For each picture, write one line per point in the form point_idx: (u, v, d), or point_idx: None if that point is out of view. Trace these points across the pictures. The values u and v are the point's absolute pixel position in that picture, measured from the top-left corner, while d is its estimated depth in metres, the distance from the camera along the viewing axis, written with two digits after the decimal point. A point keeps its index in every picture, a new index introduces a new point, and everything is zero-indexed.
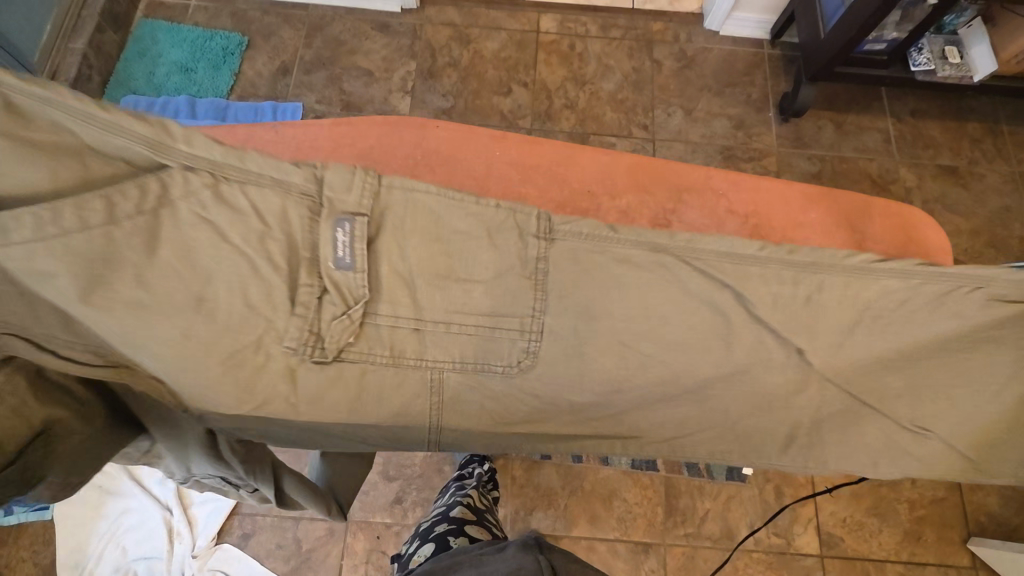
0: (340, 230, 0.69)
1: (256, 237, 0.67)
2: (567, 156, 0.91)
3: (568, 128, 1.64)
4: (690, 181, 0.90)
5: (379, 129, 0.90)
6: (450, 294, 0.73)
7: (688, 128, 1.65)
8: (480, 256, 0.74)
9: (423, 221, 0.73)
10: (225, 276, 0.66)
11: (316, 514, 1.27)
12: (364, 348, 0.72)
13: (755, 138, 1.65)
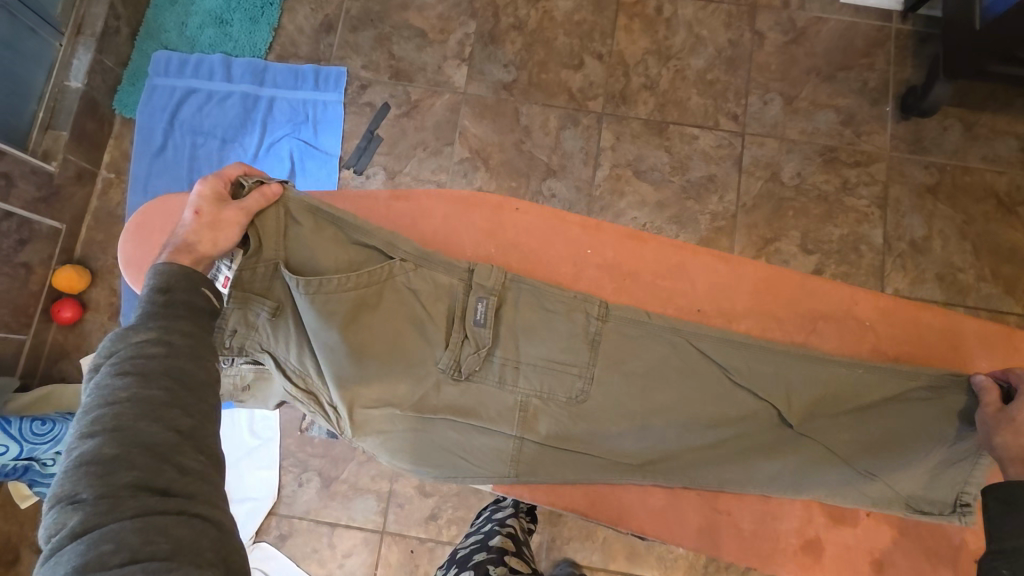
0: (479, 304, 0.84)
1: (433, 302, 0.85)
2: (681, 262, 0.93)
3: (645, 114, 1.42)
4: (826, 307, 0.91)
5: (489, 213, 0.94)
6: (562, 383, 0.85)
7: (786, 121, 1.41)
8: (575, 333, 0.85)
9: (534, 308, 0.86)
10: (416, 322, 0.86)
11: (351, 522, 1.26)
12: (486, 376, 0.85)
13: (863, 138, 1.40)
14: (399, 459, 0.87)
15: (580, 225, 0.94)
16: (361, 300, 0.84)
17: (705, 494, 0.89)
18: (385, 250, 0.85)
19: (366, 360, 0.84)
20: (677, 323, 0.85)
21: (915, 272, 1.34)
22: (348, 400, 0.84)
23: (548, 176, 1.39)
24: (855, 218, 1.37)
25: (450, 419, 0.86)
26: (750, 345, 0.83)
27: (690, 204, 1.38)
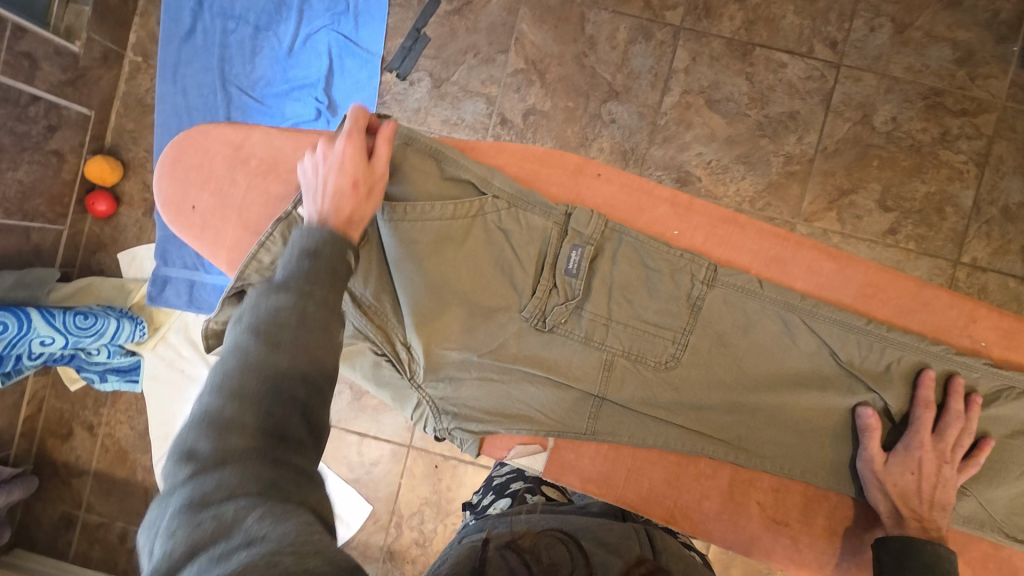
0: (574, 252, 0.73)
1: (524, 244, 0.74)
2: (776, 254, 0.76)
3: (728, 32, 1.24)
4: (950, 326, 0.73)
5: (565, 176, 0.77)
6: (654, 347, 0.75)
7: (891, 54, 1.23)
8: (676, 296, 0.74)
9: (634, 262, 0.74)
10: (505, 261, 0.74)
11: (380, 434, 1.30)
12: (572, 331, 0.75)
13: (978, 83, 1.22)
14: (464, 409, 0.77)
15: (669, 201, 0.76)
16: (450, 236, 0.73)
17: (765, 501, 0.77)
18: (478, 184, 0.74)
19: (446, 298, 0.74)
20: (793, 298, 0.73)
21: (1000, 241, 1.22)
22: (424, 338, 0.74)
23: (609, 98, 1.26)
24: (946, 175, 1.23)
25: (529, 369, 0.76)
26: (875, 333, 0.71)
27: (764, 142, 1.24)
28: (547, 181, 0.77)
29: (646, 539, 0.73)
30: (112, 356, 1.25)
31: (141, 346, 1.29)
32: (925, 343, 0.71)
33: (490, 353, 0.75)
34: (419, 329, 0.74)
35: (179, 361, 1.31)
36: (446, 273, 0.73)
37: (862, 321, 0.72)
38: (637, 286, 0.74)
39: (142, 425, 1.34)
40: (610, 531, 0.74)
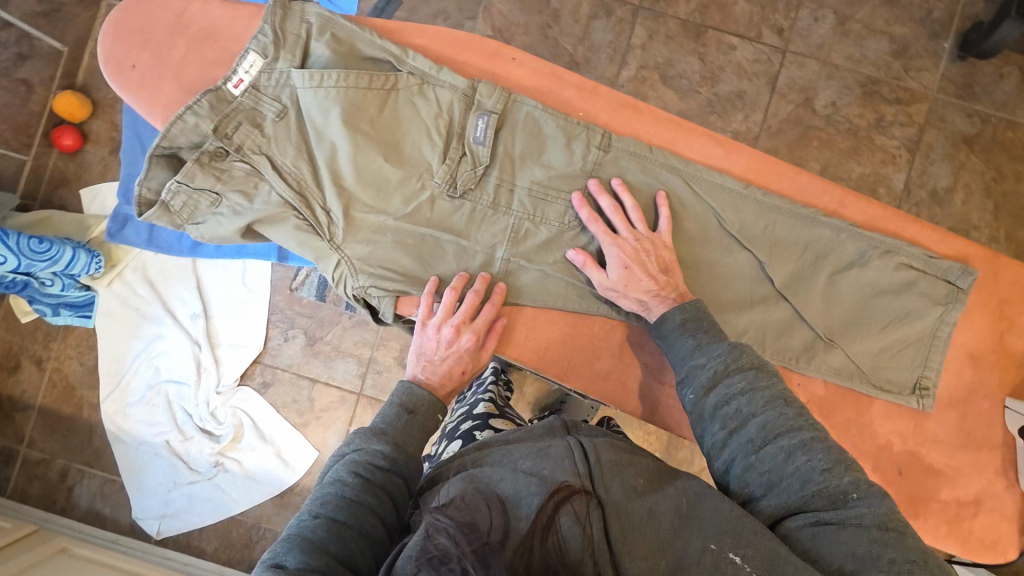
0: (480, 121, 0.80)
1: (435, 115, 0.80)
2: (671, 137, 0.84)
3: (684, 13, 1.32)
4: (822, 203, 0.83)
5: (481, 58, 0.84)
6: (555, 209, 0.82)
7: (833, 43, 1.32)
8: (572, 164, 0.82)
9: (535, 132, 0.82)
10: (418, 131, 0.81)
11: (330, 381, 1.32)
12: (481, 197, 0.81)
13: (911, 75, 1.31)
14: (378, 269, 0.79)
15: (575, 85, 0.84)
16: (366, 104, 0.79)
17: (652, 363, 0.83)
18: (395, 61, 0.80)
19: (361, 158, 0.78)
20: (677, 163, 0.81)
21: (929, 222, 1.31)
22: (344, 202, 0.78)
23: (569, 69, 1.32)
24: (881, 158, 1.31)
25: (440, 233, 0.81)
26: (751, 196, 0.81)
27: (712, 118, 1.32)
28: (465, 62, 0.83)
29: (583, 458, 0.61)
30: (65, 290, 1.25)
31: (96, 282, 1.30)
32: (795, 207, 0.81)
33: (406, 217, 0.80)
34: (339, 192, 0.78)
35: (134, 299, 1.32)
36: (367, 138, 0.78)
37: (745, 194, 0.81)
38: (538, 152, 0.82)
39: (92, 362, 1.34)
40: (543, 458, 0.61)
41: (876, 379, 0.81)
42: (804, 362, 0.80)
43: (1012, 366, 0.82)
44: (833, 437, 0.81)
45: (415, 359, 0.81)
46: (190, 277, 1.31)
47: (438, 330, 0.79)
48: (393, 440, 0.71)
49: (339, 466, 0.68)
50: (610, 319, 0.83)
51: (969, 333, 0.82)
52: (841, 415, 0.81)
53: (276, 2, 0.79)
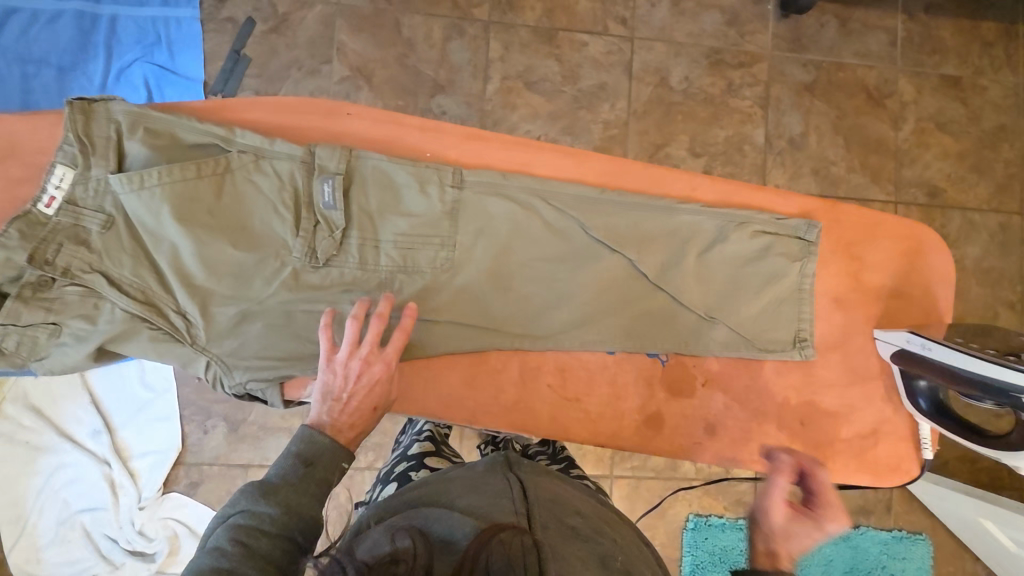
0: (325, 185, 0.82)
1: (275, 188, 0.83)
2: (521, 157, 0.91)
3: (532, 20, 1.37)
4: (666, 190, 0.92)
5: (320, 120, 0.89)
6: (425, 255, 0.85)
7: (673, 23, 1.40)
8: (431, 207, 0.85)
9: (386, 183, 0.85)
10: (264, 208, 0.83)
11: (265, 462, 1.24)
12: (346, 259, 0.83)
13: (747, 39, 1.43)
14: (258, 360, 0.82)
15: (419, 127, 0.91)
16: (199, 194, 0.80)
17: (556, 382, 0.91)
18: (221, 143, 0.82)
19: (206, 251, 0.80)
20: (529, 184, 0.87)
21: (793, 167, 1.43)
22: (200, 300, 0.80)
23: (435, 93, 1.33)
24: (740, 119, 1.41)
25: (311, 304, 0.83)
26: (606, 199, 0.88)
27: (582, 113, 1.37)
28: (301, 129, 0.88)
29: (519, 492, 0.71)
30: None
31: None
32: (638, 199, 0.88)
33: (270, 296, 0.82)
34: (191, 291, 0.80)
35: (22, 433, 1.18)
36: (203, 228, 0.80)
37: (591, 200, 0.88)
38: (394, 199, 0.85)
39: None
40: (482, 496, 0.71)
41: (765, 345, 0.90)
42: (690, 341, 0.89)
43: (873, 298, 0.93)
44: (738, 407, 0.92)
45: (319, 400, 0.77)
46: (83, 394, 1.20)
47: (346, 365, 0.77)
48: (283, 501, 0.66)
49: (223, 529, 0.65)
50: (506, 351, 0.90)
51: (831, 278, 0.93)
52: (738, 385, 0.92)
53: (74, 109, 0.80)
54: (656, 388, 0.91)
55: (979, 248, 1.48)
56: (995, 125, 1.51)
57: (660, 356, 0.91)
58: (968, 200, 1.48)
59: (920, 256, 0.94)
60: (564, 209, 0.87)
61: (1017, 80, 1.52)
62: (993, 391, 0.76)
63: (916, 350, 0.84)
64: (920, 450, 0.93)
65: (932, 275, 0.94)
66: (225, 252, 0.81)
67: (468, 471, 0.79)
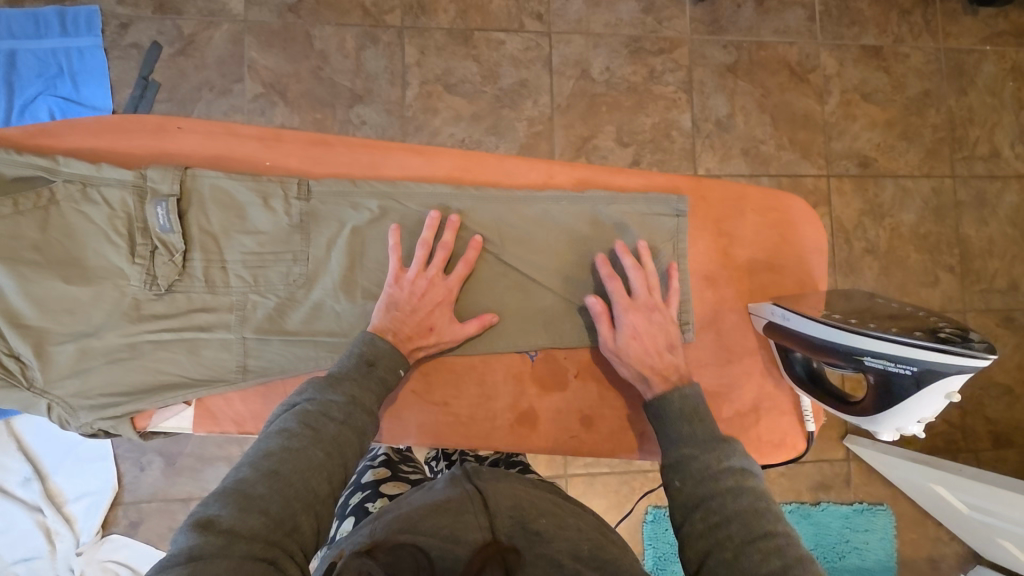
0: (159, 209, 0.79)
1: (109, 218, 0.80)
2: (370, 160, 0.87)
3: (447, 23, 1.35)
4: (527, 180, 0.89)
5: (146, 137, 0.83)
6: (277, 272, 0.83)
7: (590, 15, 1.40)
8: (279, 222, 0.83)
9: (229, 203, 0.83)
10: (97, 239, 0.80)
11: (206, 493, 1.21)
12: (192, 283, 0.81)
13: (665, 25, 1.42)
14: (101, 398, 0.78)
15: (256, 138, 0.86)
16: (21, 230, 0.78)
17: (418, 388, 0.86)
18: (46, 174, 0.79)
19: (36, 289, 0.78)
20: (384, 190, 0.85)
21: (722, 149, 1.42)
22: (35, 341, 0.78)
23: (354, 103, 1.31)
24: (664, 105, 1.41)
25: (157, 334, 0.80)
26: (461, 196, 0.86)
27: (505, 111, 1.36)
28: (129, 149, 0.83)
29: (481, 504, 0.66)
30: None
31: None
32: (496, 190, 0.87)
33: (110, 329, 0.79)
34: (25, 333, 0.78)
35: None
36: (35, 268, 0.78)
37: (446, 197, 0.86)
38: (238, 216, 0.83)
39: None
40: (444, 514, 0.64)
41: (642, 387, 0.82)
42: (562, 332, 0.86)
43: (743, 274, 0.89)
44: (614, 394, 0.88)
45: (382, 311, 0.79)
46: (10, 441, 1.15)
47: (410, 281, 0.81)
48: (350, 393, 0.69)
49: (287, 416, 0.65)
50: None
51: (699, 255, 0.89)
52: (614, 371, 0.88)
53: None
54: (526, 385, 0.87)
55: (914, 214, 1.48)
56: (920, 91, 1.51)
57: (529, 353, 0.87)
58: (899, 168, 1.49)
59: (789, 227, 0.90)
60: (413, 207, 0.85)
61: (937, 45, 1.53)
62: (842, 355, 0.76)
63: (777, 321, 0.82)
64: (803, 423, 0.89)
65: (802, 247, 0.90)
66: (59, 290, 0.78)
67: (428, 490, 0.72)
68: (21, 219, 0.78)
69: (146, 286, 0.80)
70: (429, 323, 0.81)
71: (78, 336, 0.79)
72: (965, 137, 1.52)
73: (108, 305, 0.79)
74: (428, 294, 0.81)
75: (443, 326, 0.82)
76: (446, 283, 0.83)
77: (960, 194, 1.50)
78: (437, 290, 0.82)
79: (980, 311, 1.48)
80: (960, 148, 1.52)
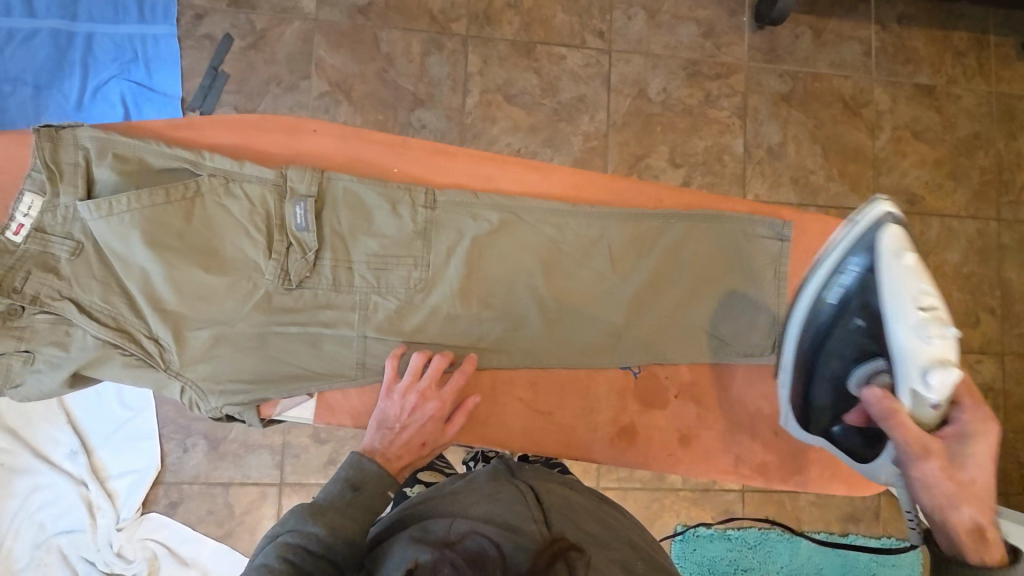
0: (297, 208, 0.86)
1: (250, 214, 0.87)
2: (489, 173, 0.96)
3: (511, 34, 1.38)
4: (636, 203, 0.97)
5: (284, 138, 0.94)
6: (397, 275, 0.89)
7: (651, 36, 1.42)
8: (404, 228, 0.89)
9: (358, 206, 0.89)
10: (236, 233, 0.87)
11: (246, 479, 1.23)
12: (319, 280, 0.87)
13: (724, 50, 1.44)
14: (228, 383, 0.85)
15: (384, 144, 0.95)
16: (169, 219, 0.85)
17: (526, 397, 0.94)
18: (192, 167, 0.87)
19: (179, 275, 0.85)
20: (502, 202, 0.92)
21: (773, 176, 1.44)
22: (172, 325, 0.84)
23: (415, 107, 1.33)
24: (718, 129, 1.43)
25: (283, 327, 0.87)
26: (576, 213, 0.93)
27: (562, 125, 1.38)
28: (268, 150, 0.93)
29: (534, 498, 0.70)
30: None
31: None
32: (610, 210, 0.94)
33: (242, 319, 0.86)
34: (163, 316, 0.84)
35: None
36: (179, 257, 0.85)
37: (560, 212, 0.93)
38: (371, 220, 0.90)
39: None
40: (497, 503, 0.70)
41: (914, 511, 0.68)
42: (667, 348, 0.94)
43: None
44: (710, 415, 0.97)
45: (374, 427, 0.83)
46: (60, 414, 1.17)
47: (403, 396, 0.85)
48: (327, 522, 0.69)
49: (268, 549, 0.66)
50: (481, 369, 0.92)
51: (794, 287, 0.96)
52: (709, 397, 0.97)
53: (43, 135, 0.84)
54: (627, 400, 0.96)
55: (958, 253, 1.49)
56: (970, 133, 1.53)
57: (631, 367, 0.96)
58: (945, 207, 1.50)
59: None
60: (532, 219, 0.93)
61: (989, 88, 1.54)
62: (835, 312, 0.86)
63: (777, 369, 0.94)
64: None
65: None
66: (196, 280, 0.85)
67: (471, 481, 0.79)
68: (169, 210, 0.85)
69: (279, 279, 0.87)
70: (424, 441, 0.84)
71: (213, 323, 0.85)
72: (1012, 182, 1.53)
73: (243, 294, 0.86)
74: (421, 417, 0.85)
75: (434, 438, 0.86)
76: (436, 405, 0.86)
77: (1004, 237, 1.51)
78: (433, 411, 0.86)
79: (1017, 355, 1.48)
80: (1006, 191, 1.52)
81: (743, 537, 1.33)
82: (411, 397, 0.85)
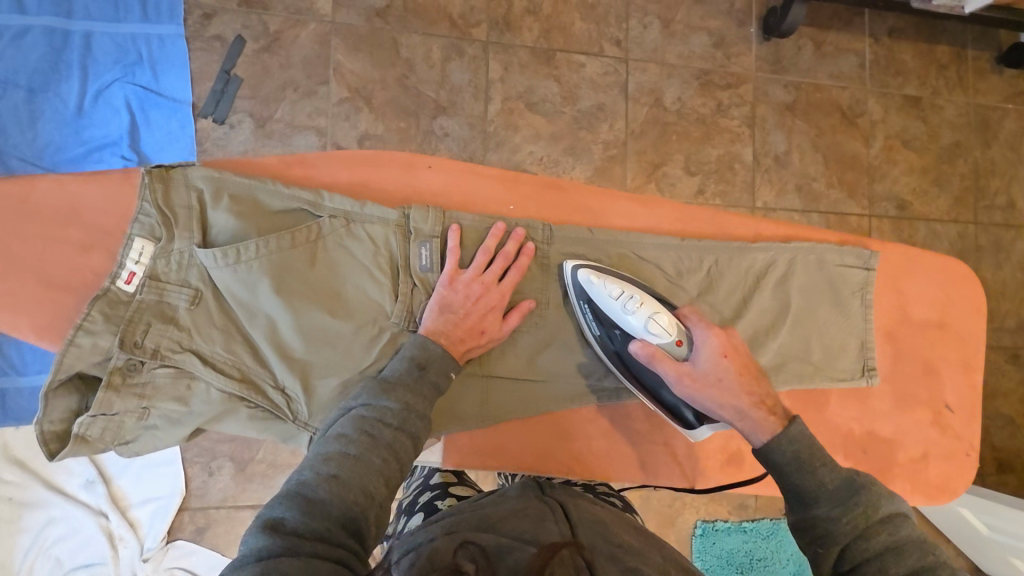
0: (422, 248, 0.88)
1: (372, 255, 0.88)
2: (599, 208, 1.00)
3: (530, 41, 1.37)
4: (737, 234, 1.01)
5: (399, 172, 0.97)
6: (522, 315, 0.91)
7: (665, 45, 1.45)
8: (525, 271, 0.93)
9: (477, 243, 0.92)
10: (359, 275, 0.88)
11: None
12: None
13: (733, 60, 1.49)
14: None
15: (496, 178, 0.99)
16: (295, 263, 0.86)
17: (642, 429, 1.02)
18: (311, 208, 0.88)
19: (307, 322, 0.85)
20: (617, 237, 0.95)
21: (779, 184, 1.50)
22: (301, 373, 0.85)
23: (438, 114, 1.31)
24: (729, 138, 1.47)
25: None
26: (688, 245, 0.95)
27: (582, 134, 1.39)
28: (382, 189, 0.95)
29: (561, 515, 0.73)
30: None
31: None
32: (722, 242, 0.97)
33: (370, 362, 0.87)
34: (290, 365, 0.85)
35: (4, 489, 1.07)
36: (305, 301, 0.85)
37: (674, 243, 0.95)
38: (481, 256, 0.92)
39: None
40: (525, 518, 0.72)
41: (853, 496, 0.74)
42: (773, 376, 0.95)
43: (918, 329, 1.02)
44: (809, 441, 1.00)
45: (435, 310, 0.85)
46: None
47: (465, 283, 0.87)
48: (402, 399, 0.75)
49: (344, 421, 0.71)
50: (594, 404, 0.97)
51: (883, 311, 1.02)
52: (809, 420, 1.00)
53: (156, 177, 0.84)
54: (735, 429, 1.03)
55: (941, 255, 1.61)
56: (952, 142, 1.64)
57: None
58: (931, 212, 1.61)
59: (956, 289, 1.03)
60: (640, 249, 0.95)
61: (968, 100, 1.66)
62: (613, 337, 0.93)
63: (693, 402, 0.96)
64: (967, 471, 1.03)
65: (967, 307, 1.03)
66: (321, 323, 0.85)
67: (502, 494, 0.80)
68: (294, 254, 0.86)
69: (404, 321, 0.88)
70: (482, 326, 0.87)
71: (340, 367, 0.86)
72: (987, 187, 1.65)
73: (369, 338, 0.87)
74: (479, 299, 0.87)
75: (493, 326, 0.88)
76: (495, 289, 0.88)
77: (980, 239, 1.64)
78: (491, 297, 0.88)
79: (990, 348, 1.62)
80: (982, 197, 1.65)
81: (757, 528, 1.41)
82: (469, 283, 0.87)
